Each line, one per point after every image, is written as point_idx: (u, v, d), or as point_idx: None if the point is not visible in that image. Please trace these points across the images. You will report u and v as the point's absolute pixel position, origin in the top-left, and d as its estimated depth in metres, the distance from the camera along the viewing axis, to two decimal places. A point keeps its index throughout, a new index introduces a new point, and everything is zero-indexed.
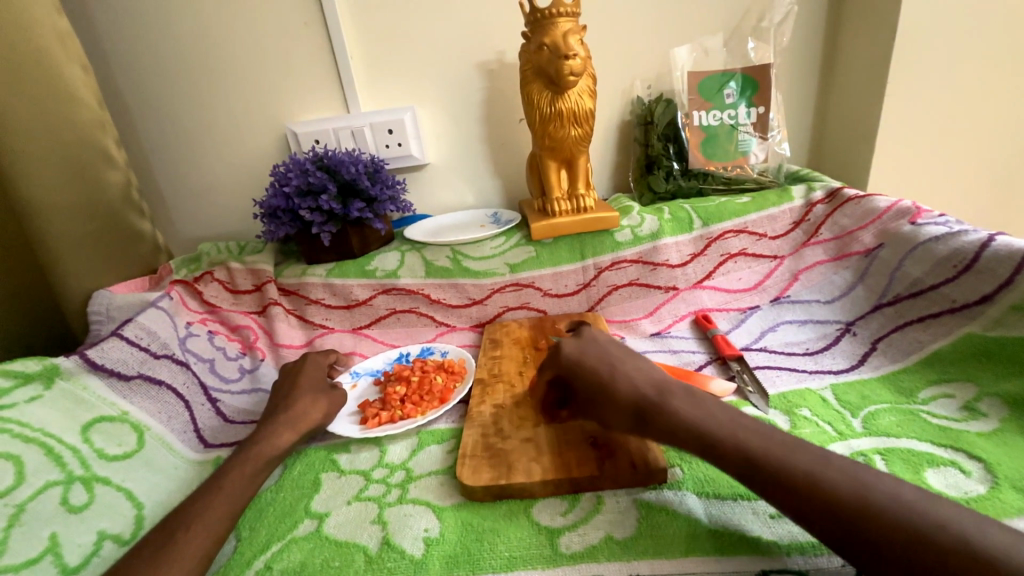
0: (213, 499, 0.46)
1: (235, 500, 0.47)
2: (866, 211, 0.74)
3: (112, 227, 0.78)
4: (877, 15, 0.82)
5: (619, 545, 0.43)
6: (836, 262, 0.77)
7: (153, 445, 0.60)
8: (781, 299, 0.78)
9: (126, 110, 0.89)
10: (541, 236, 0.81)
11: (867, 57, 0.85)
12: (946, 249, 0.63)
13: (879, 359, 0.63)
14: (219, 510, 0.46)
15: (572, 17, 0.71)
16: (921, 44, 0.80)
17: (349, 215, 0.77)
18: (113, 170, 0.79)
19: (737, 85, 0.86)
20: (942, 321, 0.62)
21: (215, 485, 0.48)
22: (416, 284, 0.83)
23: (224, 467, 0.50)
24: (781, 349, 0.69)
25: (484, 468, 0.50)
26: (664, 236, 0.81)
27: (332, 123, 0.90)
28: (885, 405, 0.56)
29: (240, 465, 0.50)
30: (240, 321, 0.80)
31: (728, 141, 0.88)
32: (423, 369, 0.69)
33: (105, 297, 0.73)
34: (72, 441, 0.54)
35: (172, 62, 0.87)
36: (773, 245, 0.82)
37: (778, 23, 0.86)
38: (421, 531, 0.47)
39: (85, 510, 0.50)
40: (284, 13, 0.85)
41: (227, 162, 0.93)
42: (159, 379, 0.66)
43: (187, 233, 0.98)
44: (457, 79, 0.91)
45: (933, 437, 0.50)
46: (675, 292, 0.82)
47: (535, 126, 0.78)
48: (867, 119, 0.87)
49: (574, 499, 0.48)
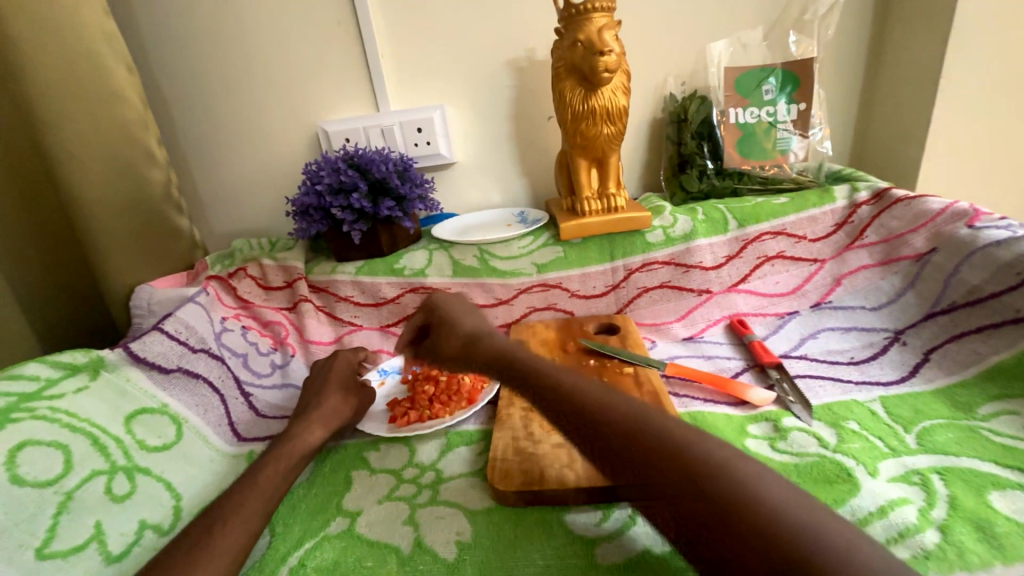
0: (248, 494, 0.47)
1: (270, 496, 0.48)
2: (917, 213, 0.70)
3: (151, 224, 0.79)
4: (932, 5, 0.77)
5: (657, 559, 0.41)
6: (883, 267, 0.73)
7: (190, 437, 0.61)
8: (822, 305, 0.75)
9: (165, 109, 0.92)
10: (570, 236, 0.80)
11: (919, 50, 0.80)
12: (1009, 255, 0.59)
13: (932, 371, 0.60)
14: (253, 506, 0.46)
15: (607, 12, 0.69)
16: (981, 34, 0.74)
17: (379, 213, 0.78)
18: (155, 169, 0.80)
19: (777, 80, 0.83)
20: (1004, 332, 0.58)
21: (251, 479, 0.49)
22: (443, 283, 0.83)
23: (260, 462, 0.51)
24: (823, 357, 0.66)
25: (515, 473, 0.50)
26: (697, 237, 0.78)
27: (362, 121, 0.91)
28: (941, 421, 0.52)
29: (275, 461, 0.51)
30: (272, 317, 0.81)
31: (766, 139, 0.84)
32: None
33: (147, 291, 0.75)
34: (116, 431, 0.56)
35: (209, 62, 0.89)
36: (813, 248, 0.78)
37: (822, 16, 0.82)
38: (453, 535, 0.46)
39: (127, 500, 0.51)
40: (318, 12, 0.85)
41: (259, 160, 0.95)
42: (197, 373, 0.67)
43: (221, 229, 1.01)
44: (485, 77, 0.90)
45: (997, 457, 0.47)
46: (708, 295, 0.80)
47: (567, 124, 0.76)
48: (918, 116, 0.82)
49: (609, 507, 0.47)
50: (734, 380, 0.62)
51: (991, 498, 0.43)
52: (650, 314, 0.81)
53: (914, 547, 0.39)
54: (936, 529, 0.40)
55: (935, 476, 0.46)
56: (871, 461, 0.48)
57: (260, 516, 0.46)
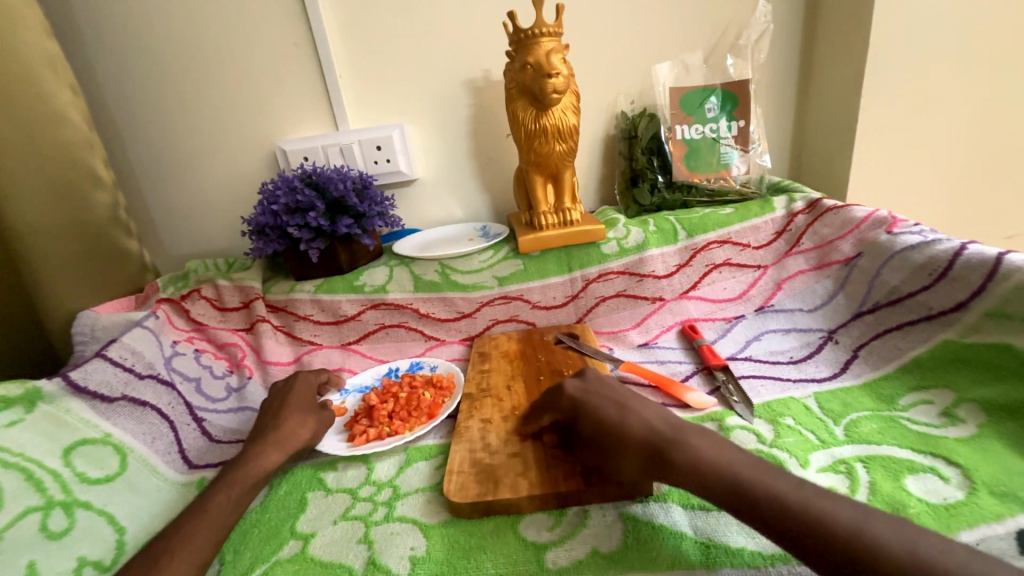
0: (193, 522, 0.46)
1: (220, 524, 0.47)
2: (845, 221, 0.76)
3: (96, 247, 0.77)
4: (849, 32, 0.84)
5: (604, 560, 0.43)
6: (817, 271, 0.78)
7: (136, 468, 0.59)
8: (765, 308, 0.80)
9: (114, 128, 0.90)
10: (528, 249, 0.82)
11: (840, 74, 0.88)
12: (921, 257, 0.65)
13: (861, 367, 0.65)
14: (201, 535, 0.45)
15: (555, 36, 0.73)
16: (892, 59, 0.82)
17: (338, 231, 0.78)
18: (101, 192, 0.77)
19: (718, 100, 0.88)
20: (920, 328, 0.64)
21: (199, 508, 0.48)
22: (405, 299, 0.83)
23: (212, 488, 0.50)
24: (766, 358, 0.70)
25: (471, 484, 0.50)
26: (649, 248, 0.82)
27: (320, 140, 0.91)
28: (866, 413, 0.57)
29: (227, 487, 0.50)
30: (228, 339, 0.80)
31: (710, 153, 0.89)
32: (412, 385, 0.69)
33: (90, 317, 0.72)
34: (52, 465, 0.53)
35: (160, 83, 0.88)
36: (756, 255, 0.83)
37: (754, 41, 0.89)
38: (407, 550, 0.46)
39: (65, 536, 0.49)
40: (274, 34, 0.86)
41: (215, 180, 0.94)
42: (144, 400, 0.65)
43: (175, 250, 0.98)
44: (443, 96, 0.92)
45: (912, 443, 0.51)
46: (662, 302, 0.83)
47: (521, 141, 0.79)
48: (843, 133, 0.89)
49: (562, 513, 0.48)
50: (677, 382, 0.65)
51: (905, 482, 0.46)
52: (608, 323, 0.84)
53: None
54: None
55: (858, 464, 0.49)
56: (803, 453, 0.51)
57: (213, 545, 0.45)
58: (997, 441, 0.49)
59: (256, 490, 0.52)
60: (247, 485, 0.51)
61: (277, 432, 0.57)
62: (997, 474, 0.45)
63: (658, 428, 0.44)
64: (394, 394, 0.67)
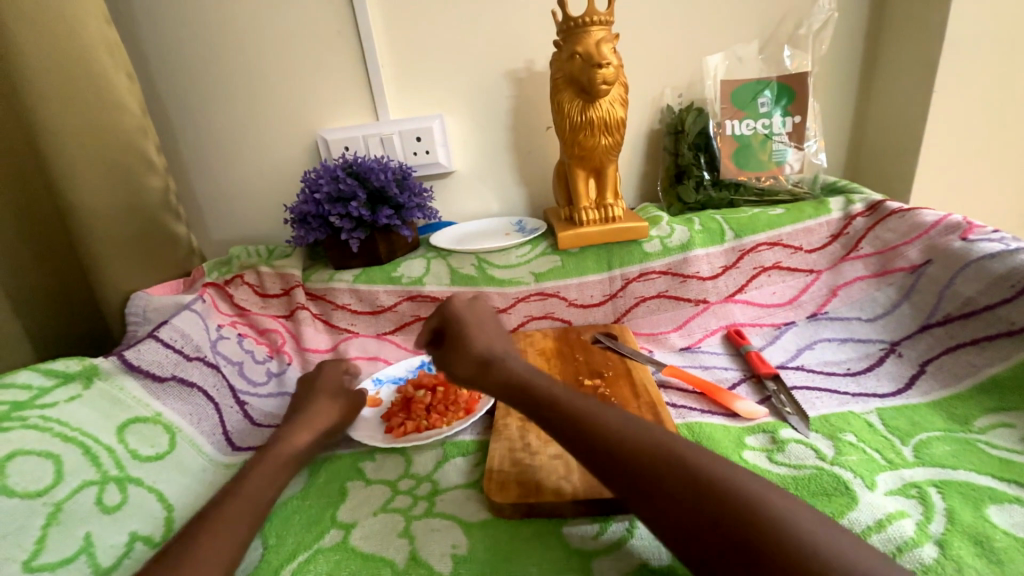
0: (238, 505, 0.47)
1: (257, 506, 0.47)
2: (911, 226, 0.71)
3: (148, 231, 0.79)
4: (924, 21, 0.78)
5: (655, 573, 0.41)
6: (878, 278, 0.73)
7: (183, 447, 0.60)
8: (818, 316, 0.75)
9: (165, 115, 0.92)
10: (567, 245, 0.80)
11: (910, 67, 0.82)
12: (1002, 268, 0.60)
13: (928, 383, 0.60)
14: (234, 511, 0.45)
15: (605, 25, 0.70)
16: (972, 50, 0.76)
17: (377, 221, 0.78)
18: (154, 176, 0.80)
19: (773, 94, 0.84)
20: (999, 345, 0.59)
21: (234, 484, 0.48)
22: (441, 292, 0.83)
23: (247, 467, 0.51)
24: (820, 368, 0.66)
25: (512, 485, 0.49)
26: (694, 247, 0.79)
27: (361, 130, 0.91)
28: (937, 433, 0.52)
29: (258, 468, 0.51)
30: (269, 325, 0.81)
31: (762, 151, 0.85)
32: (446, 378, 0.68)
33: (143, 298, 0.75)
34: (108, 441, 0.55)
35: (209, 70, 0.89)
36: (809, 259, 0.79)
37: (816, 31, 0.83)
38: (449, 547, 0.46)
39: (118, 510, 0.51)
40: (319, 23, 0.86)
41: (258, 168, 0.95)
42: (191, 382, 0.67)
43: (219, 236, 1.01)
44: (484, 87, 0.91)
45: (993, 470, 0.47)
46: (705, 305, 0.80)
47: (564, 134, 0.77)
48: (910, 131, 0.83)
49: (606, 521, 0.47)
50: (724, 390, 0.62)
51: (986, 512, 0.43)
52: (647, 324, 0.81)
53: (913, 562, 0.39)
54: (934, 543, 0.40)
55: (931, 489, 0.46)
56: (868, 473, 0.48)
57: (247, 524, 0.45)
58: None
59: (287, 470, 0.53)
60: (278, 468, 0.52)
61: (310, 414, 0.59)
62: None
63: (495, 348, 0.56)
64: (430, 387, 0.67)
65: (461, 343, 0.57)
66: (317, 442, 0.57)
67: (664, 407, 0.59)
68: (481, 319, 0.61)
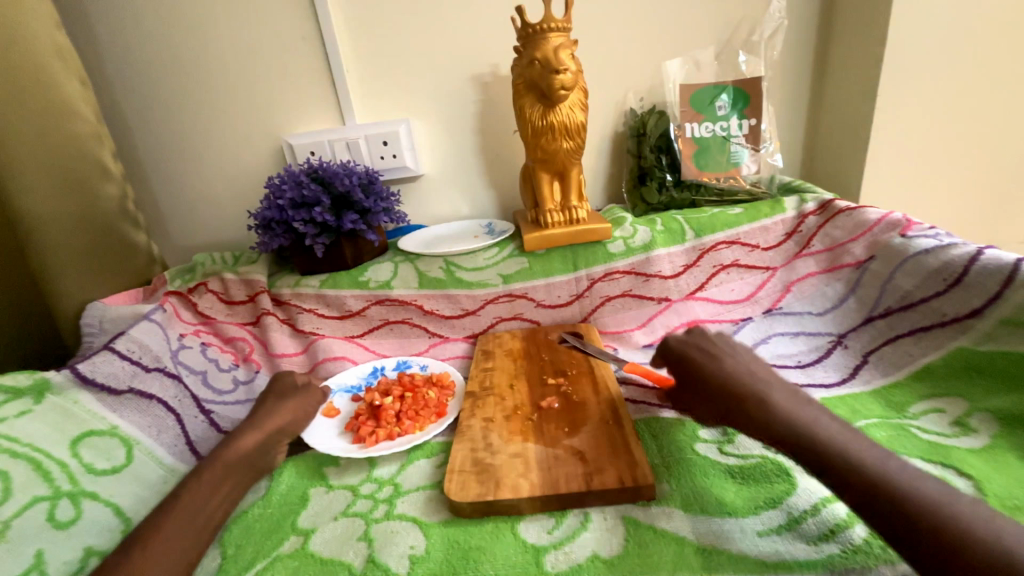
0: (192, 518, 0.46)
1: (203, 515, 0.47)
2: (857, 223, 0.74)
3: (105, 240, 0.77)
4: (868, 29, 0.82)
5: (604, 563, 0.43)
6: (827, 273, 0.77)
7: (142, 460, 0.60)
8: (773, 311, 0.78)
9: (123, 121, 0.90)
10: (534, 247, 0.81)
11: (856, 72, 0.86)
12: (936, 262, 0.64)
13: (870, 372, 0.64)
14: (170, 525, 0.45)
15: (563, 32, 0.72)
16: (911, 56, 0.80)
17: (343, 227, 0.78)
18: (108, 184, 0.78)
19: (729, 97, 0.87)
20: (933, 334, 0.63)
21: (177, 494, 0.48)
22: (409, 295, 0.83)
23: (192, 470, 0.51)
24: (773, 361, 0.69)
25: (471, 484, 0.50)
26: (656, 247, 0.81)
27: (327, 134, 0.91)
28: (875, 420, 0.56)
29: (198, 478, 0.50)
30: (235, 333, 0.80)
31: (720, 152, 0.88)
32: (412, 383, 0.67)
33: (98, 309, 0.73)
34: (60, 456, 0.54)
35: (168, 76, 0.88)
36: (765, 256, 0.82)
37: (768, 37, 0.87)
38: (406, 548, 0.47)
39: (72, 526, 0.50)
40: (281, 28, 0.86)
41: (222, 174, 0.94)
42: (150, 393, 0.65)
43: (182, 242, 0.99)
44: (450, 91, 0.92)
45: (921, 452, 0.50)
46: (668, 303, 0.82)
47: (528, 138, 0.78)
48: (857, 134, 0.88)
49: (562, 515, 0.48)
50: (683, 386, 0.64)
51: None
52: (613, 322, 0.83)
53: (842, 541, 0.41)
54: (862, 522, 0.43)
55: None
56: None
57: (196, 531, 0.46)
58: (1009, 453, 0.48)
59: (238, 472, 0.52)
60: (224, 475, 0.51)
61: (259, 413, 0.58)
62: (1009, 487, 0.44)
63: (741, 378, 0.49)
64: (398, 393, 0.65)
65: (701, 377, 0.52)
66: (269, 442, 0.55)
67: (623, 404, 0.60)
68: (715, 346, 0.54)
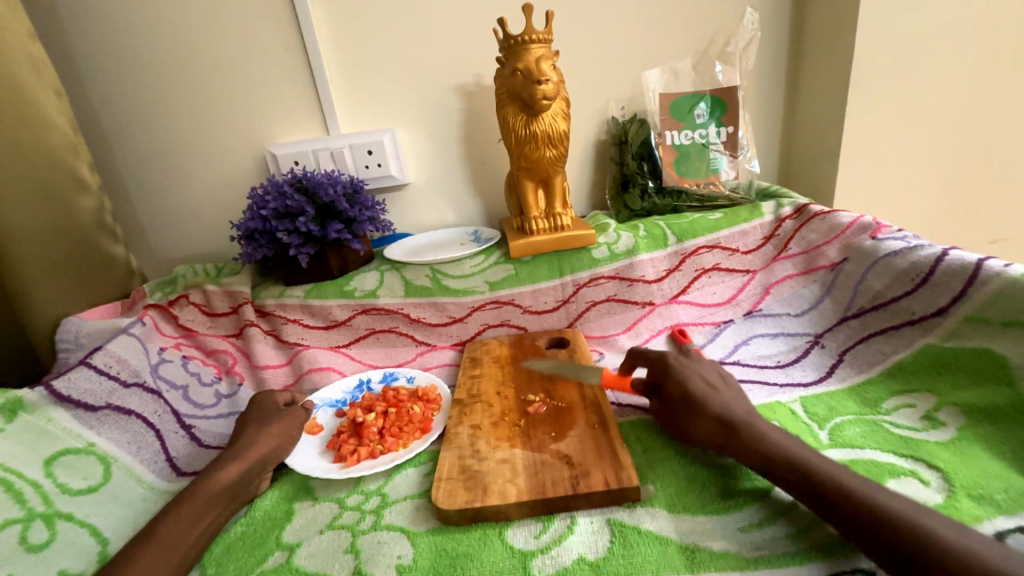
0: (171, 547, 0.46)
1: (180, 553, 0.46)
2: (831, 227, 0.77)
3: (83, 254, 0.76)
4: (836, 40, 0.85)
5: (590, 566, 0.43)
6: (804, 276, 0.79)
7: (119, 478, 0.58)
8: (753, 313, 0.80)
9: (101, 131, 0.89)
10: (519, 254, 0.82)
11: (826, 82, 0.90)
12: (904, 263, 0.66)
13: (845, 371, 0.66)
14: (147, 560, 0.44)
15: (544, 43, 0.73)
16: (877, 66, 0.84)
17: (327, 236, 0.78)
18: (85, 196, 0.78)
19: (707, 106, 0.89)
20: (904, 333, 0.65)
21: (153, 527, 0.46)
22: (396, 304, 0.83)
23: (167, 505, 0.49)
24: (754, 362, 0.71)
25: (459, 491, 0.50)
26: (639, 252, 0.82)
27: (310, 144, 0.91)
28: (850, 417, 0.58)
29: (178, 511, 0.48)
30: (217, 345, 0.79)
31: (700, 159, 0.90)
32: (397, 399, 0.66)
33: (74, 323, 0.71)
34: (33, 476, 0.52)
35: (147, 86, 0.87)
36: (745, 260, 0.84)
37: (743, 48, 0.89)
38: (394, 558, 0.46)
39: (45, 549, 0.48)
40: (262, 38, 0.86)
41: (203, 184, 0.93)
42: (129, 409, 0.64)
43: (162, 254, 0.97)
44: (434, 101, 0.92)
45: (895, 447, 0.52)
46: (652, 307, 0.84)
47: (512, 147, 0.79)
48: (829, 140, 0.91)
49: (549, 519, 0.49)
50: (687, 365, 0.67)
51: (888, 485, 0.47)
52: (599, 327, 0.84)
53: (821, 535, 0.43)
54: None
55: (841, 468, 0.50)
56: None
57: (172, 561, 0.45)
58: (975, 444, 0.50)
59: (219, 504, 0.51)
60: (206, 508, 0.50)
61: (245, 439, 0.57)
62: (975, 478, 0.45)
63: (737, 410, 0.50)
64: (382, 408, 0.64)
65: (698, 409, 0.52)
66: (251, 472, 0.54)
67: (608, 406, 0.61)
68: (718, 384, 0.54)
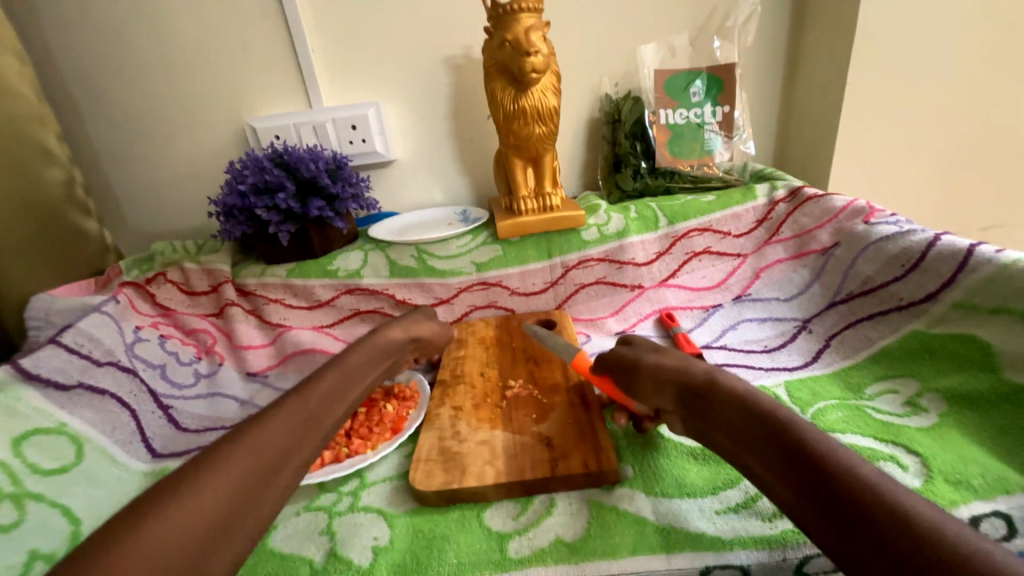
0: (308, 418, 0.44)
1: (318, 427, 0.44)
2: (824, 211, 0.75)
3: (50, 227, 0.73)
4: (837, 18, 0.83)
5: (566, 548, 0.43)
6: (795, 260, 0.78)
7: (93, 458, 0.57)
8: (742, 298, 0.80)
9: (70, 99, 0.85)
10: (507, 235, 0.80)
11: (826, 60, 0.87)
12: (896, 248, 0.65)
13: (831, 356, 0.66)
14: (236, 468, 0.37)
15: (535, 12, 0.70)
16: (879, 45, 0.81)
17: (308, 214, 0.75)
18: (54, 168, 0.74)
19: (703, 84, 0.86)
20: (891, 319, 0.65)
21: (176, 487, 0.35)
22: (380, 285, 0.81)
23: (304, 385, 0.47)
24: (740, 347, 0.71)
25: (437, 473, 0.50)
26: (629, 235, 0.81)
27: (292, 117, 0.87)
28: (833, 402, 0.57)
29: (235, 453, 0.38)
30: (197, 324, 0.77)
31: (694, 140, 0.88)
32: (370, 399, 0.63)
33: (44, 301, 0.68)
34: (1, 455, 0.51)
35: (117, 52, 0.83)
36: (736, 243, 0.82)
37: (741, 23, 0.87)
38: (370, 540, 0.46)
39: (15, 529, 0.47)
40: (240, 3, 0.81)
41: (180, 158, 0.90)
42: (102, 388, 0.63)
43: (140, 230, 0.94)
44: (420, 74, 0.89)
45: (875, 432, 0.52)
46: (641, 290, 0.82)
47: (499, 123, 0.77)
48: (826, 122, 0.89)
49: (528, 502, 0.49)
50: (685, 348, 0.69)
51: None
52: (587, 310, 0.83)
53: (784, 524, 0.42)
54: None
55: None
56: None
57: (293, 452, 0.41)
58: (956, 431, 0.50)
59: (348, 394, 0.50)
60: (259, 476, 0.38)
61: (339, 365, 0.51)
62: (953, 463, 0.46)
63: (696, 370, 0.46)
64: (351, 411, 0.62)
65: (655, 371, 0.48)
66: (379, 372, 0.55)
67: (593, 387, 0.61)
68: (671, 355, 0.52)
